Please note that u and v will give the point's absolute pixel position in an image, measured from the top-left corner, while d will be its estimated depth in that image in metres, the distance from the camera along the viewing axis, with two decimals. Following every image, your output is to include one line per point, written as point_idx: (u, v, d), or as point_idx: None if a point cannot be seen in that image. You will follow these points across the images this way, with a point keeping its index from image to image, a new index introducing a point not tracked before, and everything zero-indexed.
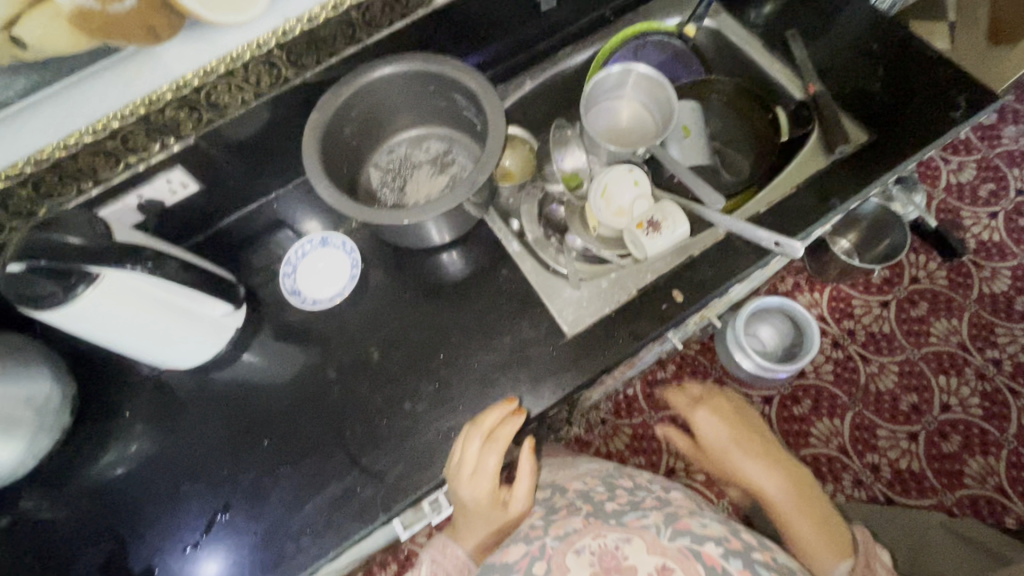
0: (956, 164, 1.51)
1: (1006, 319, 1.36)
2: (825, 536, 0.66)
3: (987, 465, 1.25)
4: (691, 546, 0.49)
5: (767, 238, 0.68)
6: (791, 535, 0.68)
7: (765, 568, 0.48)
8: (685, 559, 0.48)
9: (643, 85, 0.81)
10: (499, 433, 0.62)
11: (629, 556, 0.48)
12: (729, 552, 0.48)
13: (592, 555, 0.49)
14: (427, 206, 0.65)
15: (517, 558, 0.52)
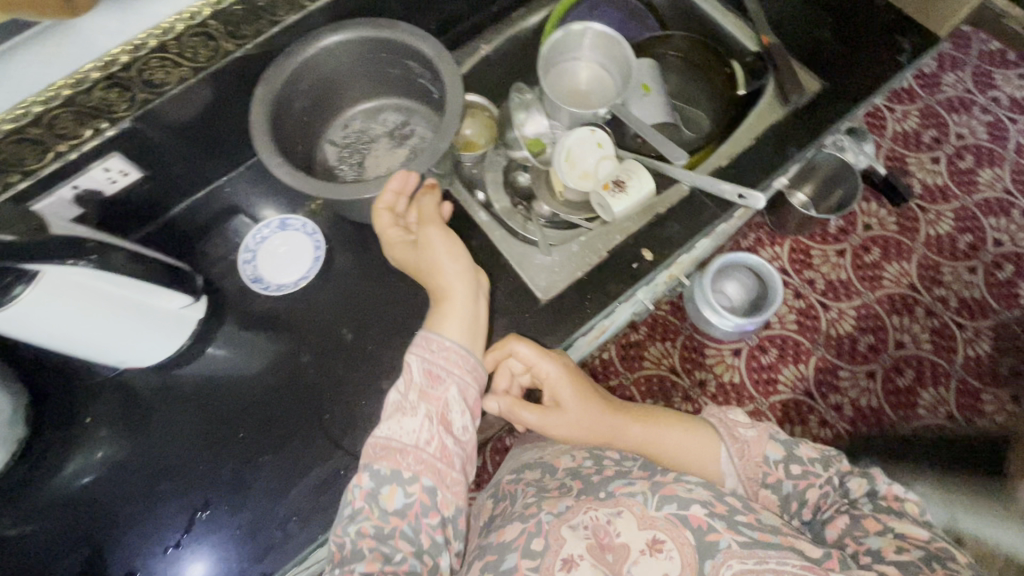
0: (901, 113, 1.57)
1: (950, 258, 1.44)
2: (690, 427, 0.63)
3: (937, 395, 1.34)
4: (678, 512, 0.49)
5: (730, 190, 0.69)
6: (677, 457, 0.61)
7: (750, 526, 0.48)
8: (672, 525, 0.48)
9: (601, 44, 0.80)
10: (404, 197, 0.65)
11: (621, 532, 0.49)
12: (713, 513, 0.49)
13: (586, 529, 0.50)
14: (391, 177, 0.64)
15: (514, 535, 0.52)
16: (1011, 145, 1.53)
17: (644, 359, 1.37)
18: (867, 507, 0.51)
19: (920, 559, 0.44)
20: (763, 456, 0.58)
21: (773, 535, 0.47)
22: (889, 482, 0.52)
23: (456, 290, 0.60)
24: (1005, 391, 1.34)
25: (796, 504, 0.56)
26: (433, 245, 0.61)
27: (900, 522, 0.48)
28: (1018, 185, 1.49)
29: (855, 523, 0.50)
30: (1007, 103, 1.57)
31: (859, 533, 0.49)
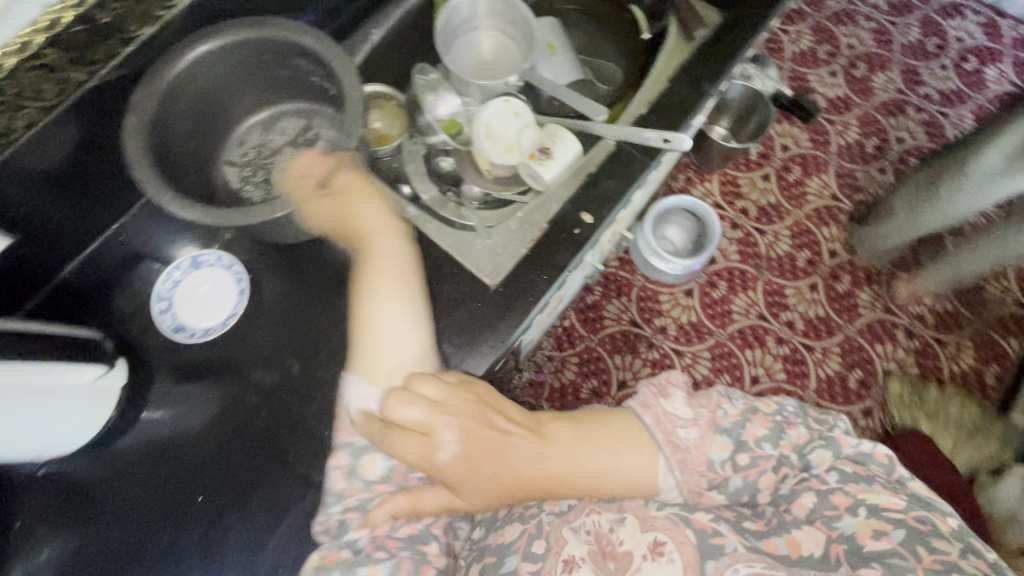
0: (795, 34, 1.63)
1: (863, 163, 1.52)
2: (630, 447, 0.54)
3: (874, 293, 1.42)
4: (679, 513, 0.50)
5: (655, 137, 0.69)
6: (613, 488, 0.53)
7: (755, 534, 0.50)
8: (673, 524, 0.49)
9: (497, 9, 0.77)
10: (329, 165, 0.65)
11: (625, 539, 0.49)
12: (717, 517, 0.50)
13: (587, 535, 0.50)
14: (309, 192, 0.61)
15: (514, 537, 0.53)
16: (896, 47, 1.62)
17: (604, 318, 1.40)
18: (832, 479, 0.53)
19: (901, 544, 0.47)
20: (707, 463, 0.55)
21: (781, 546, 0.49)
22: (854, 445, 0.55)
23: (404, 256, 0.62)
24: None
25: (757, 489, 0.55)
26: (372, 213, 0.63)
27: (871, 492, 0.51)
28: (909, 83, 1.59)
29: (822, 499, 0.52)
30: (886, 8, 1.66)
31: (832, 511, 0.51)
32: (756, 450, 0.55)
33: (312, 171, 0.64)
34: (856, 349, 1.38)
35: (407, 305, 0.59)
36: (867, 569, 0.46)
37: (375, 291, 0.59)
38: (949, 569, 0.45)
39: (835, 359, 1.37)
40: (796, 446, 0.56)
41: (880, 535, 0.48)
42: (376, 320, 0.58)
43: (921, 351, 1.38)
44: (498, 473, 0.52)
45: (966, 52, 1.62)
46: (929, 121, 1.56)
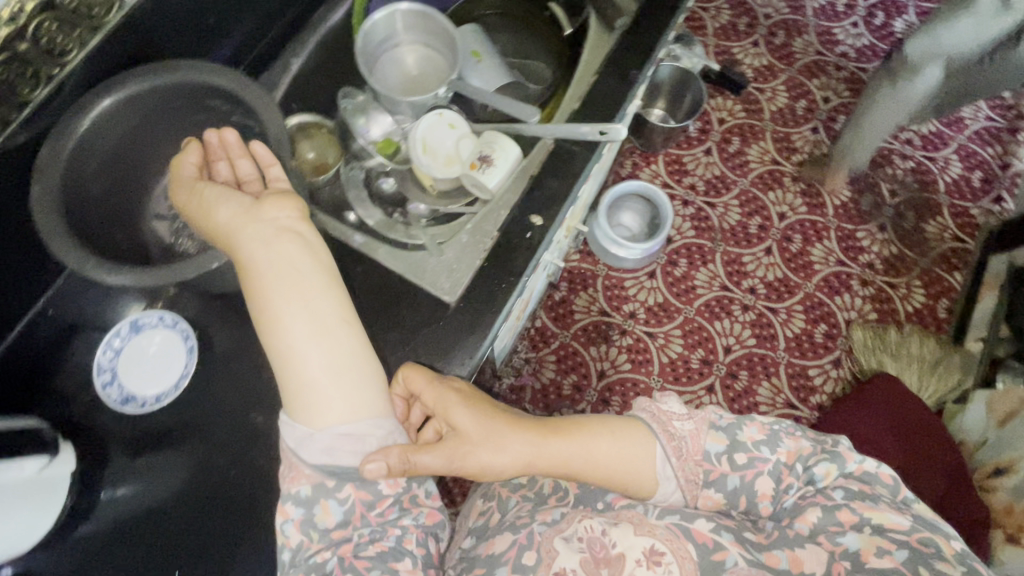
0: (714, 10, 1.68)
1: (796, 125, 1.57)
2: (629, 439, 0.59)
3: (826, 247, 1.47)
4: (680, 525, 0.54)
5: (591, 131, 0.69)
6: (610, 472, 0.57)
7: (757, 547, 0.54)
8: (673, 535, 0.53)
9: (415, 22, 0.75)
10: (201, 189, 0.55)
11: (617, 543, 0.53)
12: (718, 526, 0.54)
13: (580, 542, 0.54)
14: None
15: (505, 548, 0.57)
16: (810, 11, 1.69)
17: (574, 312, 1.40)
18: (839, 496, 0.57)
19: (902, 563, 0.50)
20: (703, 452, 0.60)
21: (782, 561, 0.52)
22: (858, 461, 0.59)
23: (312, 280, 0.54)
24: (874, 224, 1.49)
25: (757, 491, 0.59)
26: (258, 240, 0.53)
27: (876, 511, 0.54)
28: (827, 44, 1.66)
29: (828, 516, 0.55)
30: None
31: (836, 527, 0.54)
32: (756, 450, 0.60)
33: (193, 182, 0.56)
34: (818, 304, 1.43)
35: (326, 342, 0.53)
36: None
37: (285, 332, 0.53)
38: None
39: (799, 317, 1.42)
40: (800, 457, 0.61)
41: (883, 553, 0.51)
42: (296, 368, 0.52)
43: (876, 297, 1.43)
44: (504, 429, 0.57)
45: (873, 8, 1.70)
46: (851, 77, 1.62)
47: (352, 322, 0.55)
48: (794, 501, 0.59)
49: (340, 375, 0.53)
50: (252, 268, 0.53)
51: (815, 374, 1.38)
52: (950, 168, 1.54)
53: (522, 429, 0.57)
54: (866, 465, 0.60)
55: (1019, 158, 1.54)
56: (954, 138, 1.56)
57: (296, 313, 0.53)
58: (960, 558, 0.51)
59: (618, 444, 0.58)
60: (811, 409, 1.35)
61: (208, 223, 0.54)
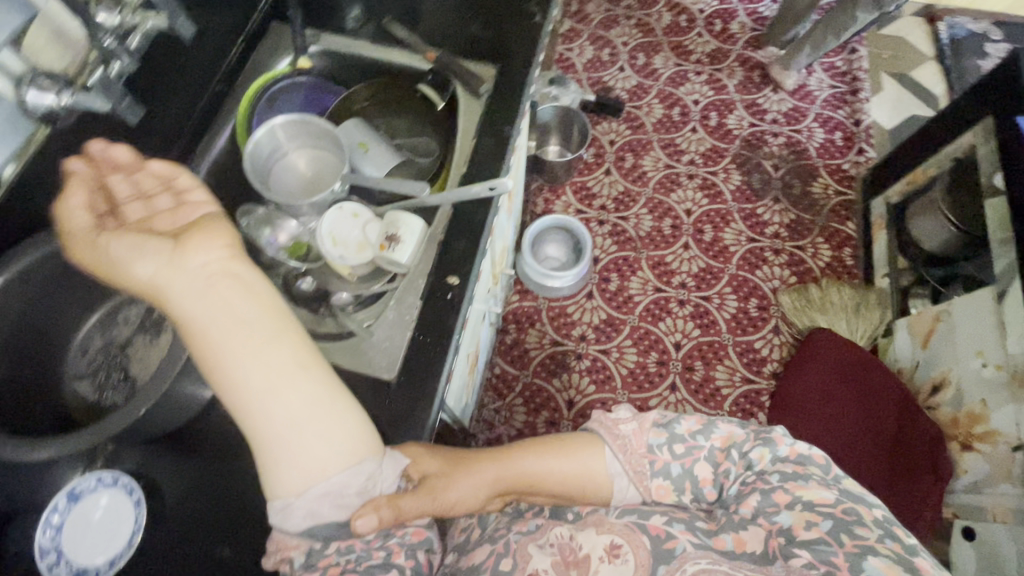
0: (578, 49, 1.85)
1: (677, 130, 1.73)
2: (586, 450, 0.68)
3: (735, 229, 1.60)
4: (638, 522, 0.63)
5: (481, 189, 0.74)
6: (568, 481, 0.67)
7: (706, 532, 0.62)
8: (630, 530, 0.62)
9: (298, 129, 0.79)
10: (111, 246, 0.50)
11: (582, 545, 0.61)
12: (670, 519, 0.63)
13: (551, 547, 0.61)
14: (168, 361, 0.59)
15: (484, 558, 0.63)
16: (659, 32, 1.89)
17: (528, 350, 1.44)
18: (775, 479, 0.64)
19: (829, 534, 0.58)
20: (647, 446, 0.68)
21: (728, 542, 0.60)
22: (789, 444, 0.68)
23: (261, 329, 0.50)
24: (769, 198, 1.64)
25: (697, 475, 0.67)
26: (190, 292, 0.49)
27: (807, 489, 0.62)
28: (682, 56, 1.85)
29: (766, 498, 0.63)
30: (637, 5, 1.94)
31: (772, 507, 0.62)
32: (693, 440, 0.69)
33: (99, 241, 0.52)
34: (744, 282, 1.53)
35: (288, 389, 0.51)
36: (799, 552, 0.56)
37: (241, 390, 0.49)
38: (868, 550, 0.55)
39: (731, 297, 1.51)
40: (734, 442, 0.69)
41: (811, 526, 0.59)
42: (258, 423, 0.50)
43: (791, 262, 1.56)
44: (472, 466, 0.65)
45: (711, 17, 1.92)
46: (710, 79, 1.81)
47: (312, 365, 0.52)
48: (735, 484, 0.67)
49: (308, 426, 0.51)
50: (189, 322, 0.49)
51: (761, 345, 1.46)
52: (815, 135, 1.72)
53: (491, 461, 0.66)
54: (797, 448, 0.68)
55: (866, 113, 1.75)
56: (810, 109, 1.76)
57: (249, 367, 0.49)
58: (878, 522, 0.59)
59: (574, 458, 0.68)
60: (768, 378, 1.43)
61: (128, 280, 0.50)
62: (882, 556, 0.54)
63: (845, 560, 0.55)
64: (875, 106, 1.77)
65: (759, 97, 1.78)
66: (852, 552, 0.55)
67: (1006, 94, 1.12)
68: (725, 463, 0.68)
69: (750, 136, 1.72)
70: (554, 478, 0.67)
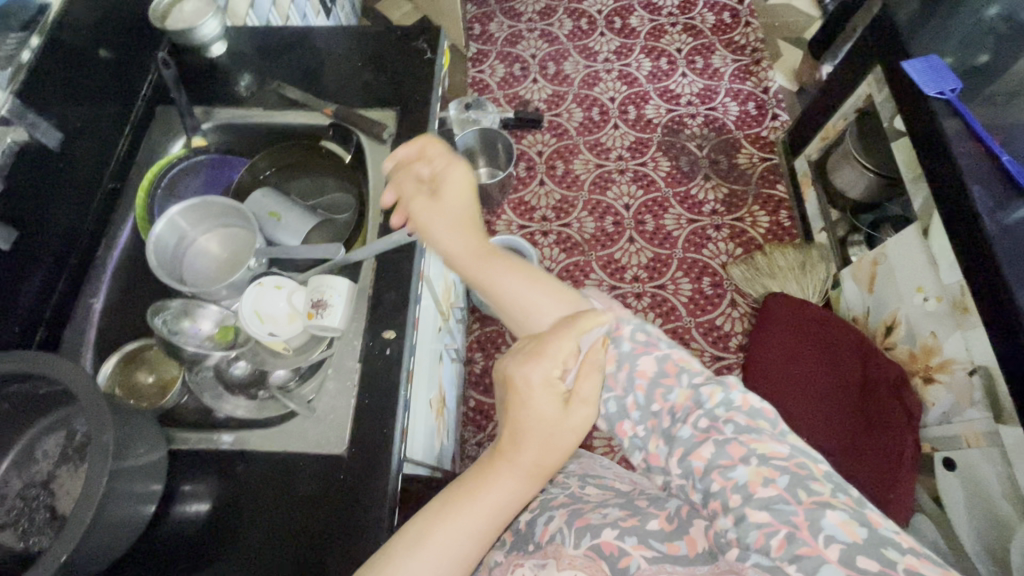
0: (489, 69, 1.88)
1: (600, 128, 1.76)
2: (570, 300, 0.71)
3: (674, 213, 1.63)
4: (593, 545, 0.62)
5: (400, 236, 0.72)
6: (525, 300, 0.70)
7: (659, 539, 0.61)
8: (590, 560, 0.60)
9: (203, 213, 0.76)
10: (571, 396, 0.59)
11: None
12: (621, 532, 0.62)
13: None
14: (94, 472, 0.52)
15: None
16: (564, 38, 1.93)
17: None
18: (728, 430, 0.60)
19: (786, 489, 0.54)
20: (617, 319, 0.77)
21: (681, 546, 0.60)
22: (741, 391, 0.63)
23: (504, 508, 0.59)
24: (699, 177, 1.68)
25: (636, 374, 0.70)
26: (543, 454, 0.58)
27: (760, 442, 0.58)
28: (590, 57, 1.89)
29: (720, 451, 0.59)
30: (537, 16, 1.98)
31: (726, 462, 0.58)
32: (655, 340, 0.74)
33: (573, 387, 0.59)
34: (693, 263, 1.56)
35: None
36: (759, 511, 0.53)
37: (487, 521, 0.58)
38: (825, 505, 0.52)
39: (684, 280, 1.54)
40: (686, 368, 0.69)
41: (769, 483, 0.55)
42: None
43: (733, 234, 1.59)
44: (475, 230, 0.70)
45: (610, 16, 1.98)
46: (621, 74, 1.86)
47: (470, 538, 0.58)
48: (669, 403, 0.66)
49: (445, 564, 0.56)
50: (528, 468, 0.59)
51: (722, 321, 1.48)
52: (730, 109, 1.78)
53: (480, 229, 0.71)
54: (749, 397, 0.63)
55: (772, 80, 1.83)
56: (721, 86, 1.82)
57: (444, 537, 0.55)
58: (829, 477, 0.57)
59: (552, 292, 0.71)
60: (735, 352, 1.45)
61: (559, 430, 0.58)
62: (839, 510, 0.52)
63: (803, 518, 0.51)
64: (778, 72, 1.84)
65: (670, 84, 1.83)
66: (810, 508, 0.52)
67: (888, 42, 1.18)
68: (670, 381, 0.68)
69: (669, 122, 1.77)
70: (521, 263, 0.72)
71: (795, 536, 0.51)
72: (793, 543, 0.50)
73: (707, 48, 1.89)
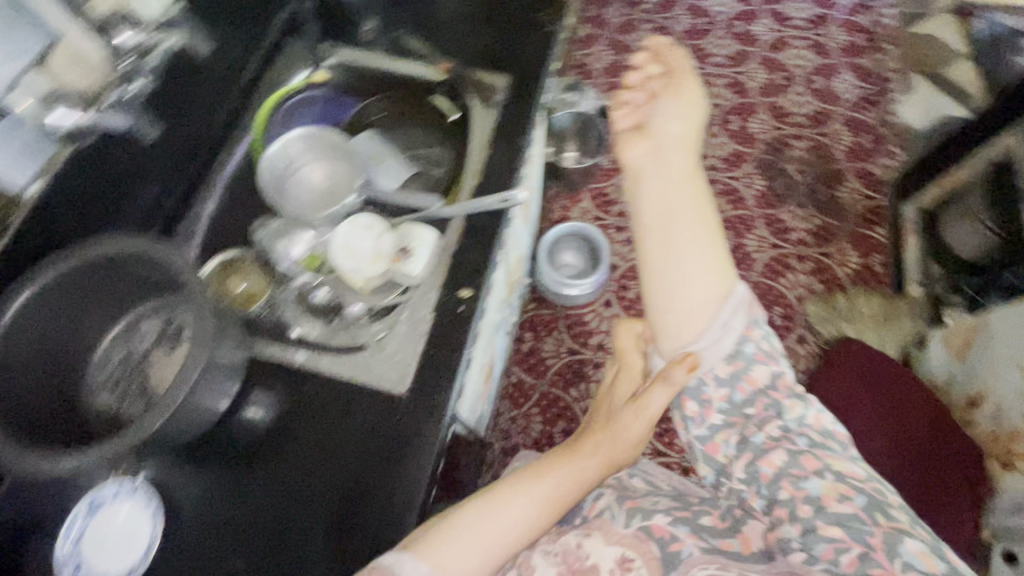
0: (595, 54, 1.84)
1: None
2: (722, 283, 0.75)
3: (757, 235, 1.56)
4: (643, 525, 0.66)
5: (493, 201, 0.75)
6: (687, 272, 0.76)
7: (712, 534, 0.66)
8: (639, 539, 0.65)
9: (314, 142, 0.80)
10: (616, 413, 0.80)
11: (590, 553, 0.63)
12: (674, 519, 0.67)
13: (555, 555, 0.64)
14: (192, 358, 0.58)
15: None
16: (679, 35, 1.86)
17: (545, 359, 1.43)
18: (801, 443, 0.68)
19: (862, 509, 0.62)
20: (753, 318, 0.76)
21: (734, 544, 0.65)
22: (818, 411, 0.70)
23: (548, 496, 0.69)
24: (792, 203, 1.59)
25: (744, 377, 0.72)
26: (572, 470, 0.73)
27: (835, 459, 0.66)
28: (702, 59, 1.82)
29: (792, 461, 0.66)
30: (656, 8, 1.92)
31: (798, 472, 0.65)
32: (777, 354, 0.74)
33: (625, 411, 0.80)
34: (767, 290, 1.49)
35: (477, 554, 0.63)
36: (831, 527, 0.61)
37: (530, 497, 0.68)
38: (901, 532, 0.60)
39: None
40: (793, 389, 0.72)
41: (843, 499, 0.63)
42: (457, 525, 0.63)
43: (817, 268, 1.51)
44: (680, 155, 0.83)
45: (733, 19, 1.89)
46: (732, 81, 1.78)
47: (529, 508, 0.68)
48: (762, 412, 0.71)
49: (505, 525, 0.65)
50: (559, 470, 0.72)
51: (784, 356, 1.42)
52: (842, 138, 1.67)
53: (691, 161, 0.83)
54: (822, 418, 0.70)
55: (895, 115, 1.69)
56: (836, 111, 1.71)
57: (523, 502, 0.67)
58: (902, 506, 0.64)
59: (708, 273, 0.76)
60: None
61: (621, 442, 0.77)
62: (916, 540, 0.59)
63: (880, 540, 0.59)
64: (906, 107, 1.70)
65: (783, 100, 1.74)
66: (888, 533, 0.59)
67: None
68: (778, 395, 0.71)
69: (773, 139, 1.68)
70: (708, 226, 0.79)
71: (868, 556, 0.58)
72: (864, 563, 0.58)
73: (830, 69, 1.77)
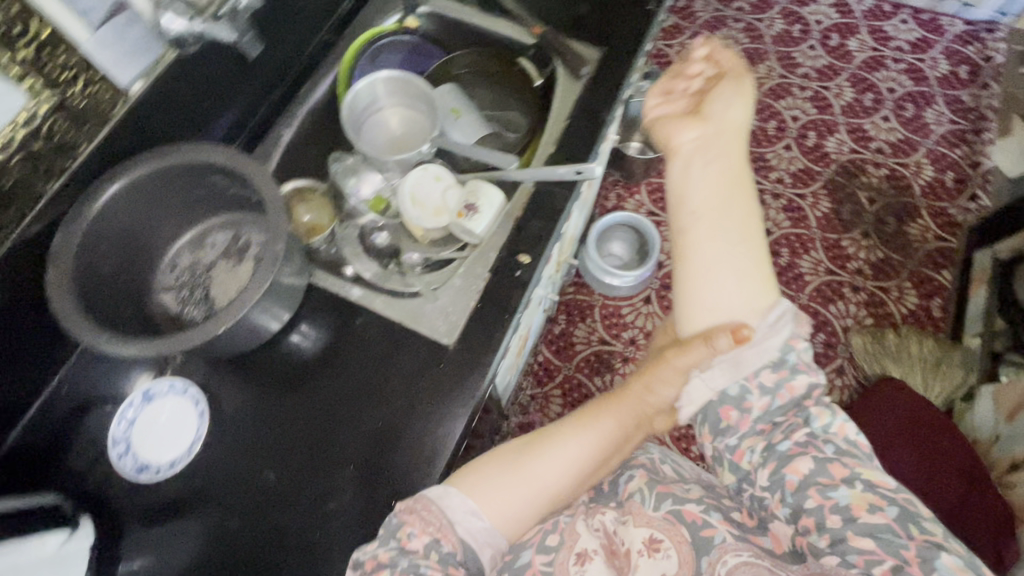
0: (678, 47, 1.79)
1: (769, 144, 1.64)
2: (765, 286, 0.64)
3: (813, 257, 1.51)
4: (675, 509, 0.67)
5: (567, 171, 0.74)
6: (725, 267, 0.64)
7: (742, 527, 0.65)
8: (670, 523, 0.66)
9: (397, 87, 0.80)
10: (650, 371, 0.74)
11: (625, 538, 0.66)
12: (706, 507, 0.66)
13: (598, 531, 0.68)
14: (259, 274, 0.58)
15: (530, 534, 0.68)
16: (768, 39, 1.78)
17: (575, 344, 1.43)
18: (829, 450, 0.58)
19: (896, 521, 0.53)
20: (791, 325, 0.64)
21: (767, 540, 0.62)
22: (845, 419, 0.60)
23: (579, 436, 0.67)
24: (856, 231, 1.53)
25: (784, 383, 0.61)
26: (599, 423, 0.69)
27: (867, 467, 0.56)
28: (789, 67, 1.74)
29: (820, 468, 0.57)
30: (749, 8, 1.84)
31: (827, 480, 0.56)
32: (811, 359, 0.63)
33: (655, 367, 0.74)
34: (813, 315, 1.45)
35: (526, 498, 0.61)
36: (863, 536, 0.52)
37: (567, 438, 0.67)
38: (937, 546, 0.51)
39: None
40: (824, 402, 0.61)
41: (876, 509, 0.54)
42: (498, 461, 0.63)
43: (870, 302, 1.45)
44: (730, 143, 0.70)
45: (829, 30, 1.79)
46: (815, 96, 1.70)
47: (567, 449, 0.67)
48: (790, 418, 0.60)
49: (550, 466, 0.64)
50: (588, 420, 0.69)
51: None
52: (923, 173, 1.59)
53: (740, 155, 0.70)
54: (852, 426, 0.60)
55: (987, 157, 1.59)
56: (922, 144, 1.62)
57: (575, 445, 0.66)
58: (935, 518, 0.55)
59: (748, 278, 0.64)
60: None
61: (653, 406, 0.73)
62: (954, 556, 0.50)
63: (914, 554, 0.50)
64: None
65: (866, 123, 1.65)
66: (923, 545, 0.51)
67: None
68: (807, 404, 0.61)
69: (848, 162, 1.61)
70: (752, 229, 0.66)
71: (901, 569, 0.50)
72: None
73: (924, 98, 1.68)
